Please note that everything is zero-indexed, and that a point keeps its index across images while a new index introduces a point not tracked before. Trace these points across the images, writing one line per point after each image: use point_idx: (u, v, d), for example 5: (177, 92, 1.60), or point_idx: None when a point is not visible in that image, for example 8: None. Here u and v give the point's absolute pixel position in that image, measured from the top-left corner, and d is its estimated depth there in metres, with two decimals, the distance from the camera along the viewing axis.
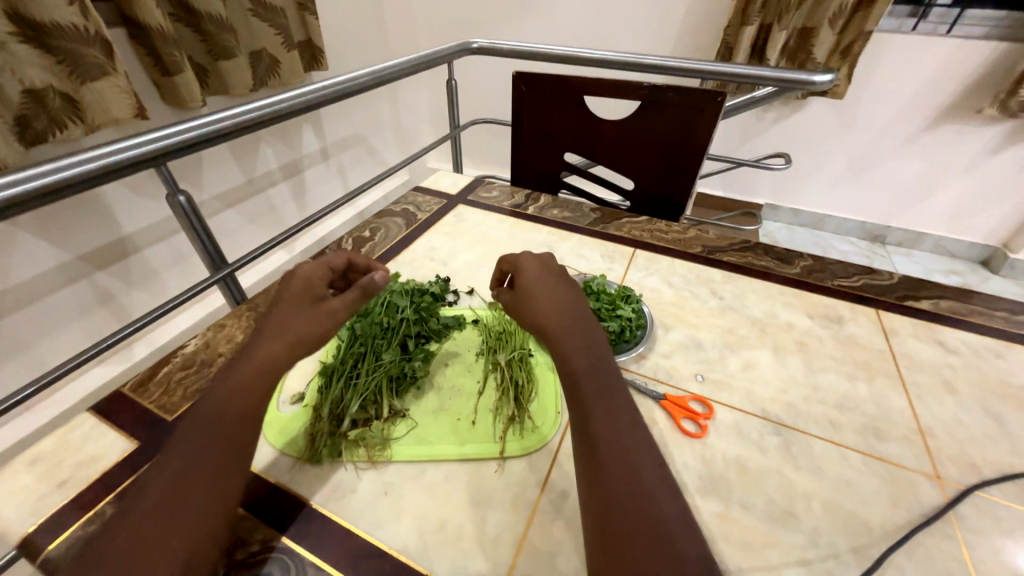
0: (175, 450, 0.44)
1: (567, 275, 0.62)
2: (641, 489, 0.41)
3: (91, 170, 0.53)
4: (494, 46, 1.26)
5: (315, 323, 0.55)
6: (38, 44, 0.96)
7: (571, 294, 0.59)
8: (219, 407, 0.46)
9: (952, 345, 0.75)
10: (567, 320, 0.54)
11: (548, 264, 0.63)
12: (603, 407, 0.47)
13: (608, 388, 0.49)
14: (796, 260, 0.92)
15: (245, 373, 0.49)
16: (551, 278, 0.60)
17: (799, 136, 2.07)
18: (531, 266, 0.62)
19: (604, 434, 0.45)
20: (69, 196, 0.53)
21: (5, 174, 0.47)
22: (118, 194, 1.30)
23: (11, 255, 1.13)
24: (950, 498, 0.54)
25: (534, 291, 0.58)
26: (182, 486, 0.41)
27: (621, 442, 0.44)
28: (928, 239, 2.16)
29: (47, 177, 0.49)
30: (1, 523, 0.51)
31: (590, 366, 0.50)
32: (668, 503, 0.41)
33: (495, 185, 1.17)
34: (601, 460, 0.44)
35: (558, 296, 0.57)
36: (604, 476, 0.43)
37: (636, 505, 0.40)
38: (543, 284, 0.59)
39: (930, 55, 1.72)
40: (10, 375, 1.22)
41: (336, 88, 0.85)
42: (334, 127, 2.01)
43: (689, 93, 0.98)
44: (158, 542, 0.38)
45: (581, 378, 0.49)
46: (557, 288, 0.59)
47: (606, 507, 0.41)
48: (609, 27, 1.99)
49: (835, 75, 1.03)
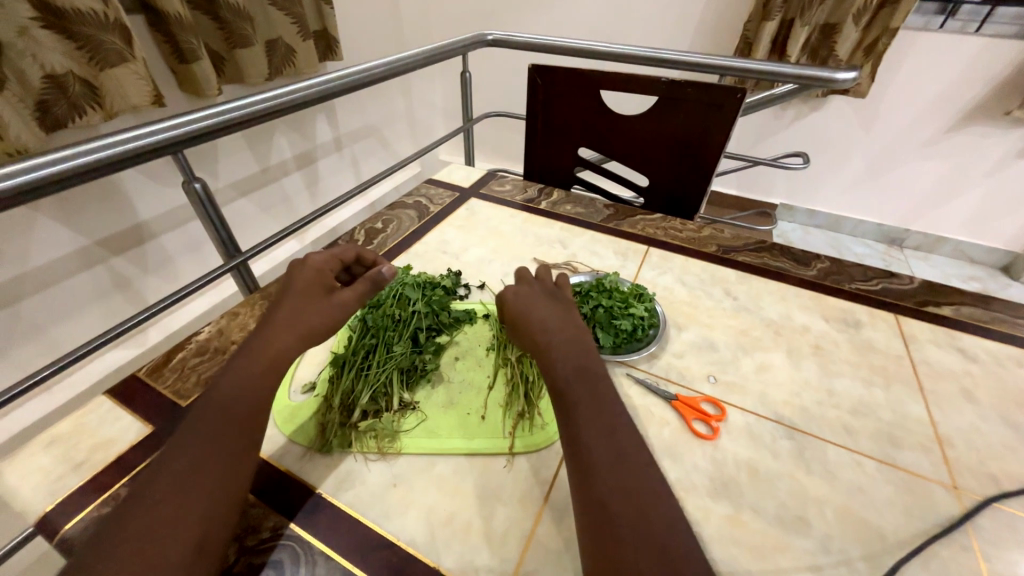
0: (177, 443, 0.44)
1: (559, 296, 0.64)
2: (638, 493, 0.41)
3: (113, 155, 0.54)
4: (510, 39, 1.24)
5: (321, 319, 0.56)
6: (59, 30, 0.97)
7: (562, 311, 0.61)
8: (223, 400, 0.47)
9: (973, 353, 0.73)
10: (555, 334, 0.56)
11: (534, 285, 0.65)
12: (593, 409, 0.47)
13: (598, 389, 0.49)
14: (813, 261, 0.91)
15: (249, 365, 0.50)
16: (539, 298, 0.62)
17: (818, 136, 2.02)
18: (519, 288, 0.64)
19: (594, 435, 0.45)
20: (92, 180, 0.54)
21: (30, 158, 0.48)
22: (135, 180, 1.32)
23: (31, 239, 1.15)
24: (967, 510, 0.53)
25: (524, 310, 0.60)
26: (179, 473, 0.41)
27: (611, 441, 0.45)
28: (947, 243, 2.11)
29: (70, 162, 0.50)
30: (19, 502, 0.52)
31: (580, 372, 0.51)
32: (663, 506, 0.40)
33: (507, 179, 1.16)
34: (596, 462, 0.43)
35: (547, 314, 0.59)
36: (595, 476, 0.42)
37: (630, 507, 0.40)
38: (532, 303, 0.61)
39: (957, 53, 1.67)
40: (29, 357, 1.24)
41: (352, 78, 0.85)
42: (348, 118, 2.01)
43: (708, 89, 0.96)
44: (159, 525, 0.38)
45: (569, 385, 0.50)
46: (546, 306, 0.61)
47: (603, 509, 0.40)
48: (627, 20, 1.96)
49: (858, 72, 1.00)
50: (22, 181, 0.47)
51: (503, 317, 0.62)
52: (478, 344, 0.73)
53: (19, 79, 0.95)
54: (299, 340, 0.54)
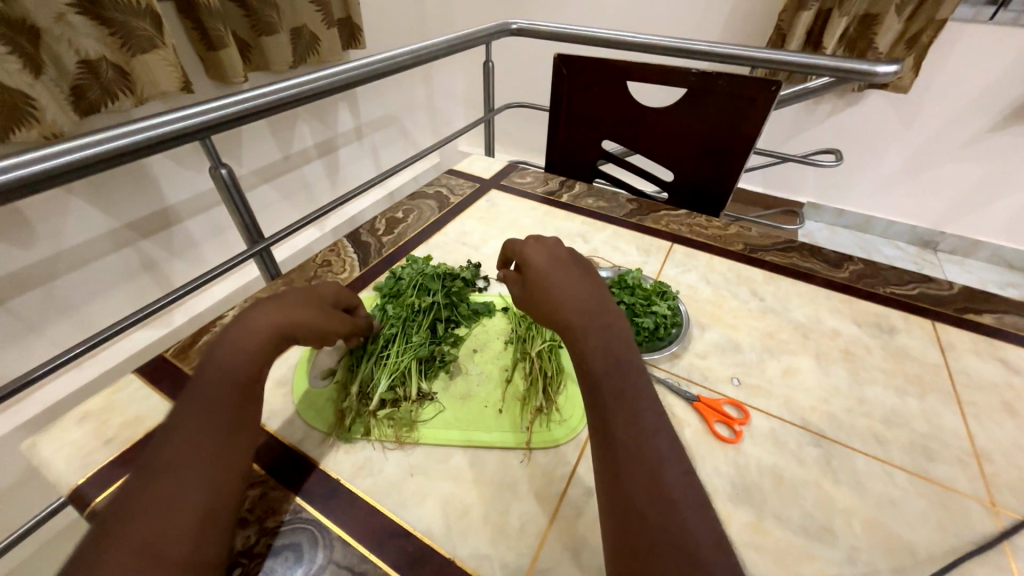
0: (178, 421, 0.42)
1: (584, 264, 0.57)
2: (664, 499, 0.38)
3: (144, 140, 0.55)
4: (535, 27, 1.22)
5: (326, 316, 0.56)
6: (93, 16, 0.99)
7: (589, 281, 0.54)
8: (218, 372, 0.45)
9: (1016, 365, 0.69)
10: (584, 310, 0.50)
11: (557, 249, 0.58)
12: (627, 409, 0.44)
13: (632, 386, 0.45)
14: (845, 263, 0.87)
15: (240, 335, 0.47)
16: (564, 266, 0.55)
17: (853, 133, 1.94)
18: (540, 253, 0.57)
19: (626, 438, 0.42)
20: (123, 164, 0.55)
21: (63, 141, 0.49)
22: (162, 164, 1.34)
23: (64, 219, 1.19)
24: (1006, 528, 0.51)
25: (548, 280, 0.53)
26: (184, 451, 0.40)
27: (643, 446, 0.41)
28: (985, 248, 2.01)
29: (102, 146, 0.51)
30: (54, 473, 0.54)
31: (612, 361, 0.47)
32: (699, 519, 0.38)
33: (529, 171, 1.15)
34: (627, 468, 0.40)
35: (575, 285, 0.53)
36: (627, 484, 0.40)
37: (663, 520, 0.37)
38: (557, 271, 0.55)
39: (1008, 47, 1.57)
40: (62, 334, 1.29)
41: (377, 66, 0.85)
42: (369, 107, 2.02)
43: (741, 80, 0.93)
44: (166, 503, 0.37)
45: (600, 375, 0.46)
46: (572, 275, 0.54)
47: (625, 513, 0.39)
48: (655, 8, 1.90)
49: (901, 65, 0.94)
50: (56, 164, 0.47)
51: (525, 288, 0.56)
52: (496, 338, 0.72)
53: (55, 64, 0.98)
54: (306, 319, 0.52)
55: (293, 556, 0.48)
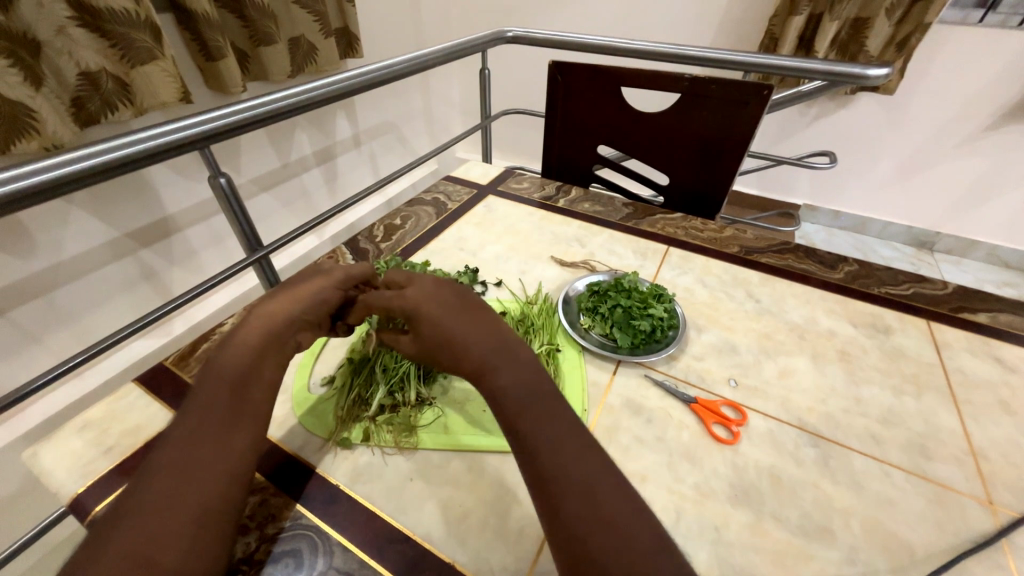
0: (178, 428, 0.42)
1: (471, 300, 0.53)
2: (602, 519, 0.38)
3: (158, 147, 0.57)
4: (531, 35, 1.23)
5: (312, 289, 0.54)
6: (93, 28, 1.00)
7: (482, 322, 0.50)
8: (219, 378, 0.45)
9: (1011, 363, 0.70)
10: (489, 352, 0.48)
11: (442, 291, 0.53)
12: (549, 432, 0.43)
13: (554, 408, 0.45)
14: (840, 264, 0.88)
15: (242, 337, 0.48)
16: (452, 310, 0.51)
17: (846, 135, 1.96)
18: (422, 292, 0.53)
19: (552, 465, 0.41)
20: (139, 169, 0.57)
21: (79, 148, 0.51)
22: (161, 172, 1.35)
23: (65, 230, 1.20)
24: (1003, 526, 0.51)
25: (440, 331, 0.49)
26: (185, 455, 0.40)
27: (571, 469, 0.41)
28: (981, 248, 2.02)
29: (116, 152, 0.53)
30: (54, 482, 0.54)
31: (527, 391, 0.46)
32: (641, 529, 0.38)
33: (525, 176, 1.16)
34: (563, 497, 0.39)
35: (468, 330, 0.49)
36: (562, 512, 0.39)
37: (606, 544, 0.37)
38: (447, 318, 0.50)
39: (998, 48, 1.59)
40: (62, 345, 1.29)
41: (379, 74, 0.86)
42: (367, 114, 2.04)
43: (733, 85, 0.94)
44: (165, 506, 0.37)
45: (514, 409, 0.44)
46: (463, 318, 0.50)
47: (567, 541, 0.38)
48: (649, 13, 1.92)
49: (891, 68, 0.95)
50: (75, 169, 0.50)
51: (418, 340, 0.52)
52: None
53: (56, 77, 1.00)
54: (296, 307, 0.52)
55: (294, 562, 0.48)
